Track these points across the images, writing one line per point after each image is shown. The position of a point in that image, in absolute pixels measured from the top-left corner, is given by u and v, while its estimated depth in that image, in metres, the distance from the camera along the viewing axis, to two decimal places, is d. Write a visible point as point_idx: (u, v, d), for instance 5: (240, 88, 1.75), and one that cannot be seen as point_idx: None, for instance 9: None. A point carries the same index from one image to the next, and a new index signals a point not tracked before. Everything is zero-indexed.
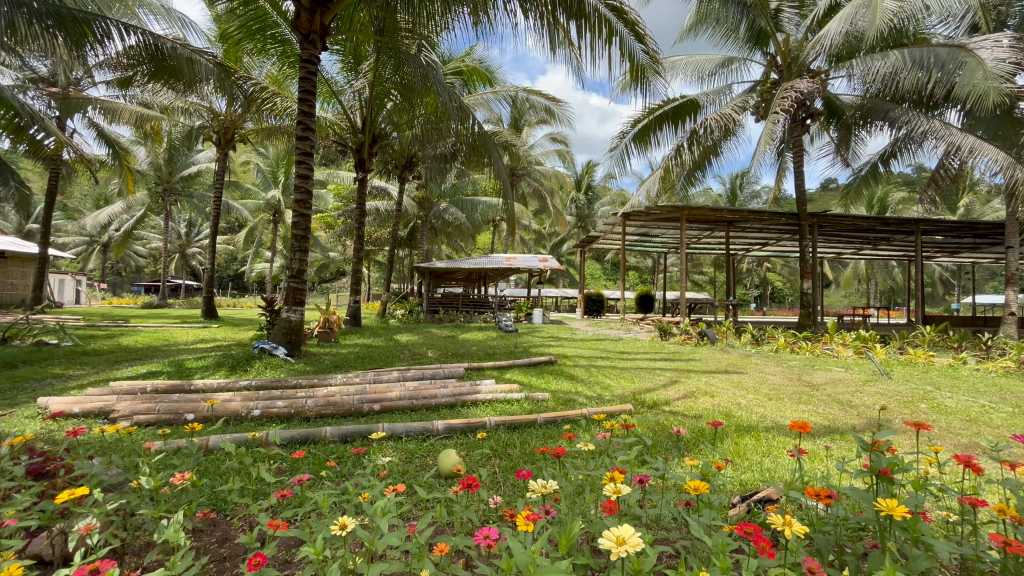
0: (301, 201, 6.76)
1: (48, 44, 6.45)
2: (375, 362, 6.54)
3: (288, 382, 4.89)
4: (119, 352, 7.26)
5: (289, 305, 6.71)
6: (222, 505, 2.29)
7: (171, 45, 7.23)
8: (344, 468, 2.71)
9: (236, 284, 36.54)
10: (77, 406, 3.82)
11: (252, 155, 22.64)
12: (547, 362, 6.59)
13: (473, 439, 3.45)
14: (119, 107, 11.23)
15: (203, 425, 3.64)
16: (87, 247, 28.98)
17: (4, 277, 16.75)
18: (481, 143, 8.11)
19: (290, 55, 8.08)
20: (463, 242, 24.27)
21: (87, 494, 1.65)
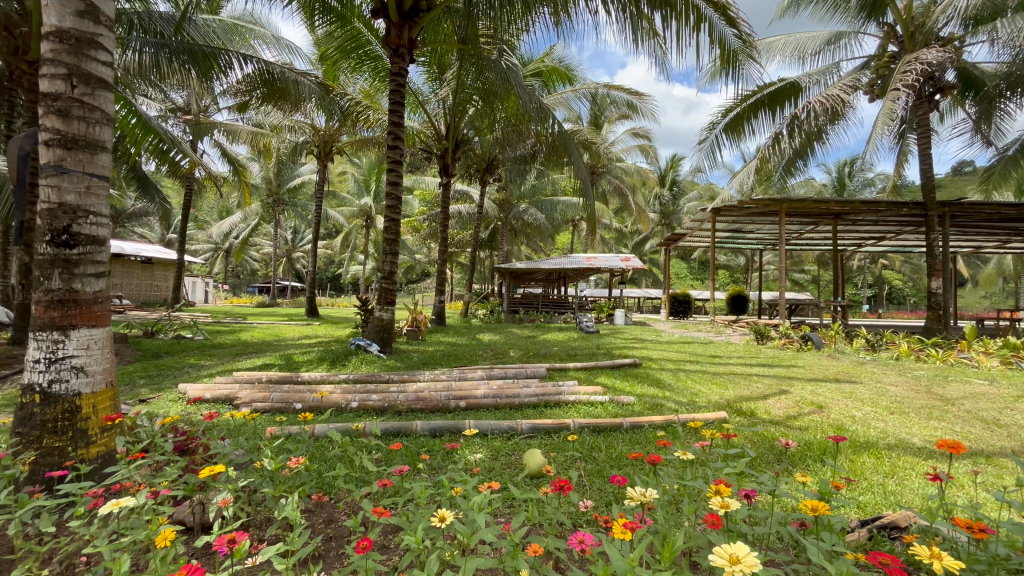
0: (392, 207, 7.16)
1: (184, 77, 7.44)
2: (460, 360, 6.75)
3: (381, 376, 5.21)
4: (240, 346, 8.17)
5: (381, 305, 7.12)
6: (328, 489, 2.49)
7: (280, 69, 8.01)
8: (435, 463, 2.83)
9: (334, 285, 39.71)
10: (209, 392, 4.35)
11: (347, 165, 24.42)
12: (631, 364, 6.39)
13: (558, 440, 3.43)
14: (238, 128, 12.67)
15: (309, 414, 3.98)
16: (213, 253, 33.09)
17: (152, 280, 19.57)
18: (561, 143, 8.04)
19: (381, 70, 8.58)
20: (542, 242, 24.34)
21: (223, 471, 1.85)
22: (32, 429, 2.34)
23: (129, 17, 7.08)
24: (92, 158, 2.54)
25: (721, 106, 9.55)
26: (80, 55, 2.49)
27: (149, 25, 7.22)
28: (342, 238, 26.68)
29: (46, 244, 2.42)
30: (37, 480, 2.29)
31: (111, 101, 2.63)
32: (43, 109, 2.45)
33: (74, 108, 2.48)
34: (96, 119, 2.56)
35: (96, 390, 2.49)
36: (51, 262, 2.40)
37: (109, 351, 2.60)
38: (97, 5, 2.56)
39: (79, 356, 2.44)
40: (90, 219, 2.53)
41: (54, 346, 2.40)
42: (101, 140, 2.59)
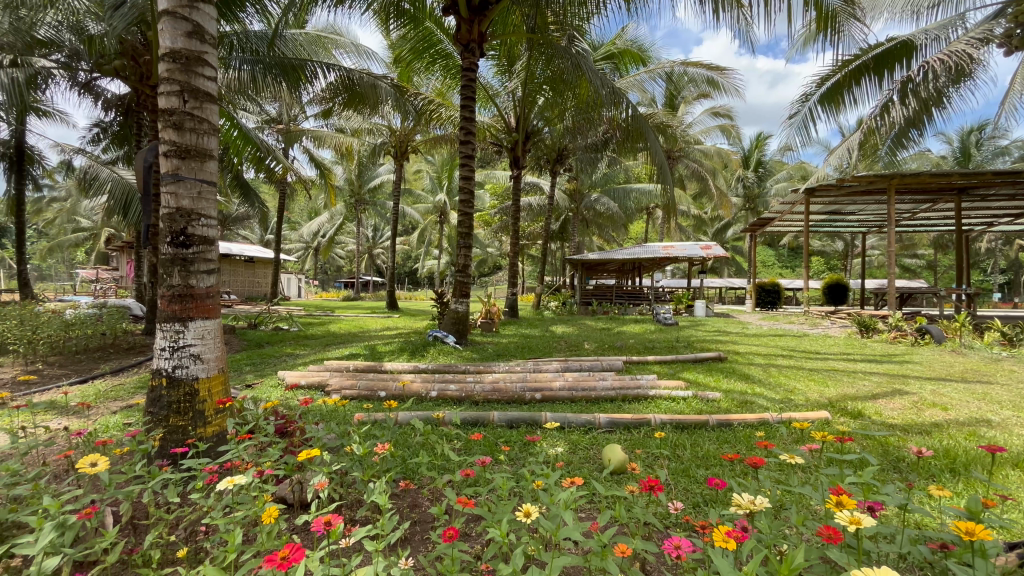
0: (465, 201, 7.28)
1: (276, 90, 8.06)
2: (535, 352, 6.73)
3: (459, 367, 5.32)
4: (329, 337, 8.76)
5: (457, 297, 7.28)
6: (413, 475, 2.59)
7: (360, 75, 8.38)
8: (516, 455, 2.85)
9: (412, 279, 41.54)
10: (304, 379, 4.70)
11: (422, 163, 25.27)
12: (715, 358, 6.02)
13: (639, 436, 3.30)
14: (323, 134, 13.52)
15: (393, 402, 4.16)
16: (305, 251, 35.92)
17: (253, 277, 21.60)
18: (635, 127, 7.68)
19: (452, 68, 8.73)
20: (615, 232, 23.70)
21: (319, 455, 1.95)
22: (161, 409, 2.64)
23: (230, 37, 7.65)
24: (203, 165, 2.80)
25: (817, 74, 8.66)
26: (189, 72, 2.74)
27: (247, 44, 7.84)
28: (418, 234, 27.72)
29: (167, 245, 2.70)
30: (166, 454, 2.58)
31: (215, 112, 2.87)
32: (162, 124, 2.73)
33: (186, 122, 2.74)
34: (204, 129, 2.80)
35: (210, 375, 2.75)
36: (173, 262, 2.69)
37: (220, 340, 2.86)
38: (203, 26, 2.80)
39: (196, 345, 2.71)
40: (202, 221, 2.79)
41: (176, 335, 2.68)
42: (209, 149, 2.84)
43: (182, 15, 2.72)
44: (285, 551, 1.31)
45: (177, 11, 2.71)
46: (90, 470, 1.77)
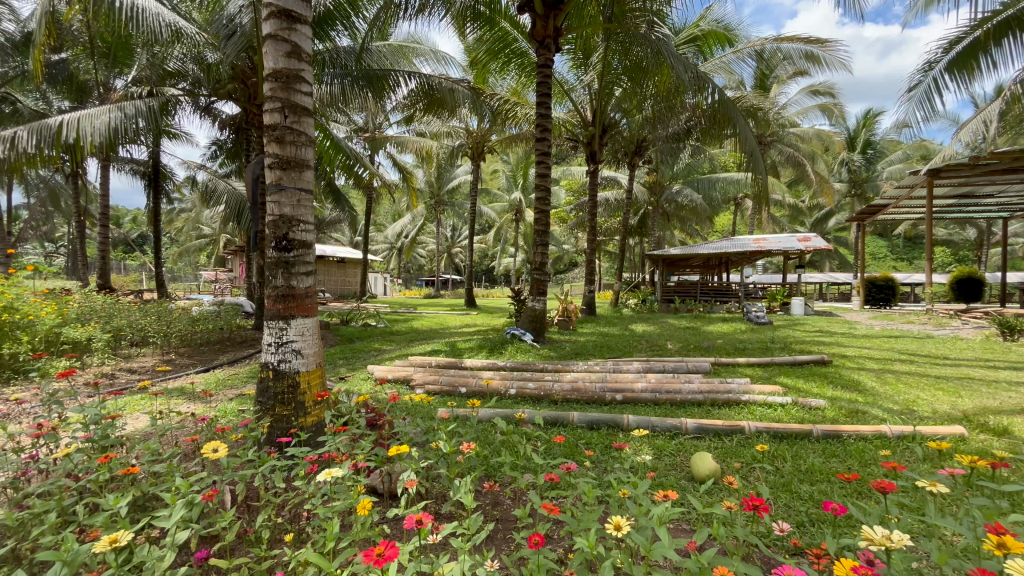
0: (541, 199, 7.24)
1: (362, 100, 8.56)
2: (614, 351, 6.55)
3: (537, 365, 5.31)
4: (413, 333, 9.14)
5: (534, 295, 7.27)
6: (495, 474, 2.62)
7: (438, 80, 8.67)
8: (599, 461, 2.77)
9: (489, 277, 42.44)
10: (391, 374, 4.95)
11: (498, 163, 25.63)
12: (818, 362, 5.47)
13: (731, 445, 3.07)
14: (405, 139, 14.17)
15: (473, 399, 4.24)
16: (389, 252, 37.97)
17: (344, 277, 23.24)
18: (722, 112, 7.18)
19: (528, 66, 8.68)
20: (699, 225, 22.44)
21: (407, 453, 2.01)
22: (268, 399, 2.89)
23: (323, 55, 8.14)
24: (301, 175, 3.01)
25: (945, 38, 7.54)
26: (290, 89, 2.96)
27: (337, 59, 8.29)
28: (495, 233, 28.23)
29: (272, 249, 2.95)
30: (272, 441, 2.82)
31: (312, 125, 3.08)
32: (267, 139, 2.98)
33: (287, 136, 2.96)
34: (302, 141, 3.02)
35: (310, 368, 2.95)
36: (277, 264, 2.93)
37: (317, 337, 3.07)
38: (300, 46, 3.01)
39: (297, 341, 2.93)
40: (301, 227, 3.01)
41: (280, 332, 2.92)
42: (306, 160, 3.05)
43: (283, 38, 2.95)
44: (381, 548, 1.36)
45: (278, 34, 2.94)
46: (210, 456, 1.96)
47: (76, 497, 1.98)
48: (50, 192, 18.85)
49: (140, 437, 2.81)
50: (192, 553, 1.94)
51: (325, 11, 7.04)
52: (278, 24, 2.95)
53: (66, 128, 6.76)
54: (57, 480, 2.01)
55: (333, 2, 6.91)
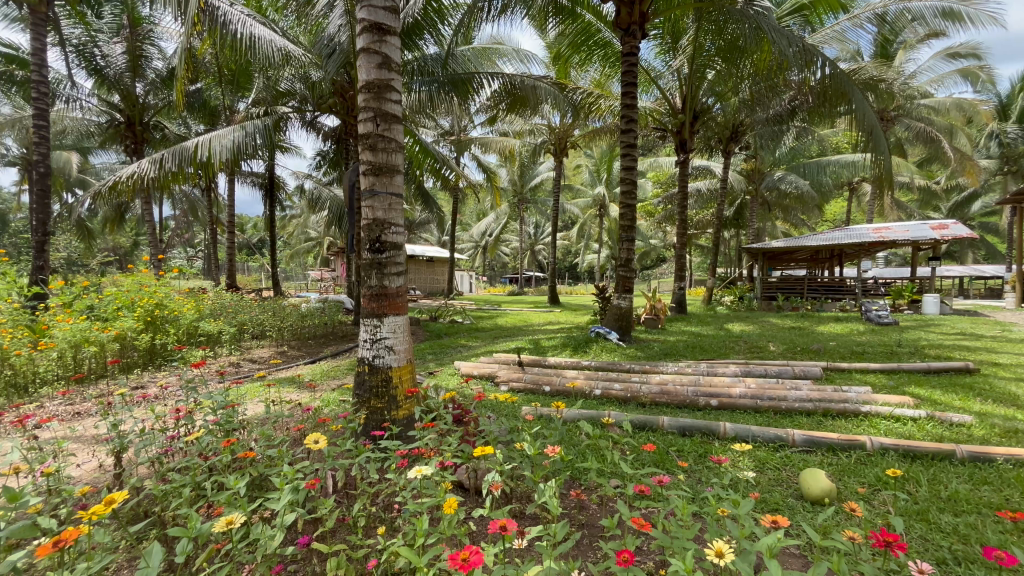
0: (627, 193, 6.97)
1: (448, 105, 8.86)
2: (708, 353, 6.14)
3: (623, 365, 5.13)
4: (498, 330, 9.28)
5: (619, 293, 7.03)
6: (580, 478, 2.57)
7: (520, 78, 8.69)
8: (693, 473, 2.59)
9: (573, 273, 42.03)
10: (477, 370, 5.05)
11: (581, 157, 25.22)
12: (960, 370, 4.68)
13: (850, 463, 2.72)
14: (489, 139, 14.43)
15: (558, 398, 4.19)
16: (474, 250, 39.06)
17: (433, 275, 24.29)
18: (835, 87, 6.39)
19: (611, 56, 8.42)
20: (806, 214, 20.36)
21: (492, 453, 2.01)
22: (364, 392, 3.07)
23: (412, 64, 8.45)
24: (392, 180, 3.15)
25: None
26: (381, 99, 3.11)
27: (425, 67, 8.58)
28: (579, 230, 27.86)
29: (367, 251, 3.12)
30: (368, 433, 2.99)
31: (401, 131, 3.21)
32: (361, 147, 3.16)
33: (379, 143, 3.11)
34: (392, 147, 3.15)
35: (401, 364, 3.09)
36: (371, 265, 3.09)
37: (408, 334, 3.21)
38: (390, 56, 3.15)
39: (390, 338, 3.08)
40: (393, 229, 3.15)
41: (374, 329, 3.09)
42: (396, 165, 3.19)
43: (374, 50, 3.10)
44: (466, 553, 1.36)
45: (370, 47, 3.10)
46: (313, 446, 2.09)
47: (206, 475, 2.23)
48: (190, 204, 21.84)
49: (259, 422, 3.13)
50: (300, 533, 2.12)
51: (413, 22, 7.34)
52: (370, 38, 3.10)
53: (201, 148, 7.72)
54: (191, 459, 2.28)
55: (420, 13, 7.13)
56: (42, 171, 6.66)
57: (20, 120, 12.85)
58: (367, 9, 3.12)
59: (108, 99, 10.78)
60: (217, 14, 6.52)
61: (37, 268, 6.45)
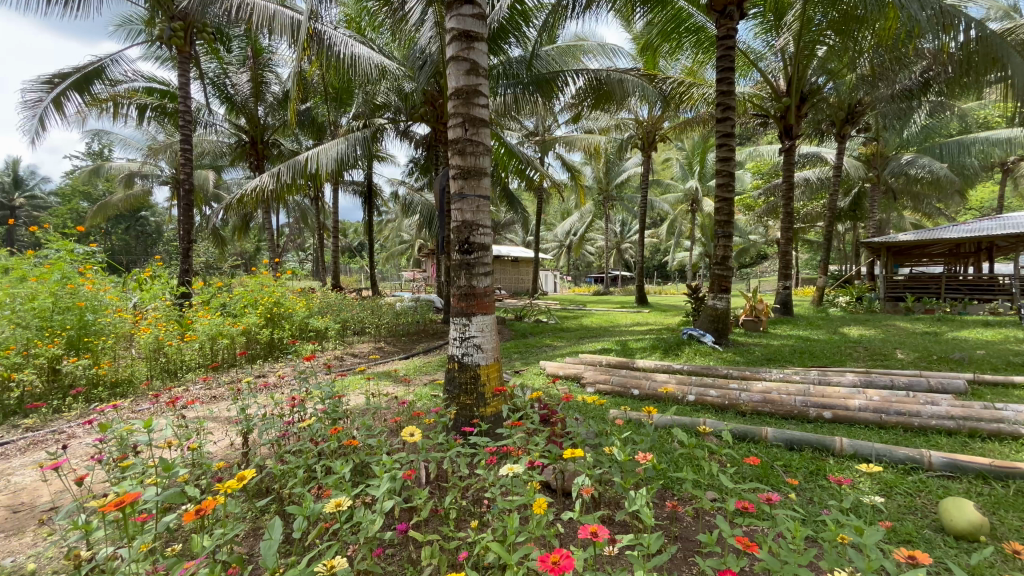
0: (723, 186, 6.52)
1: (533, 106, 8.93)
2: (818, 359, 5.55)
3: (719, 370, 4.79)
4: (583, 331, 9.15)
5: (715, 293, 6.61)
6: (673, 488, 2.45)
7: (606, 73, 8.50)
8: (804, 493, 2.35)
9: (662, 272, 40.31)
10: (563, 370, 5.02)
11: (671, 151, 24.09)
12: None
13: (1009, 496, 2.28)
14: (574, 137, 14.29)
15: (647, 402, 4.03)
16: (559, 249, 38.94)
17: (518, 274, 24.62)
18: (983, 52, 5.45)
19: (705, 41, 7.93)
20: (942, 202, 17.65)
21: (581, 457, 1.96)
22: (454, 388, 3.18)
23: (496, 69, 8.63)
24: (480, 182, 3.23)
25: None
26: (469, 104, 3.19)
27: (510, 70, 8.72)
28: (668, 227, 26.67)
29: (457, 252, 3.23)
30: (458, 428, 3.09)
31: (488, 134, 3.27)
32: (451, 152, 3.27)
33: (468, 147, 3.20)
34: (480, 151, 3.23)
35: (488, 362, 3.15)
36: (460, 266, 3.20)
37: (495, 333, 3.27)
38: (478, 62, 3.23)
39: (478, 336, 3.16)
40: (481, 230, 3.23)
41: (464, 328, 3.19)
42: (483, 167, 3.25)
43: (463, 57, 3.20)
44: (557, 556, 1.34)
45: (460, 55, 3.19)
46: (409, 438, 2.18)
47: (317, 459, 2.45)
48: (302, 212, 24.17)
49: (361, 412, 3.38)
50: (397, 520, 2.25)
51: (499, 26, 7.51)
52: (460, 46, 3.20)
53: (311, 161, 8.51)
54: (304, 443, 2.52)
55: (505, 16, 7.33)
56: (187, 188, 7.74)
57: (171, 144, 15.07)
58: (456, 17, 3.23)
59: (236, 122, 12.25)
60: (323, 37, 7.15)
61: (184, 271, 7.48)
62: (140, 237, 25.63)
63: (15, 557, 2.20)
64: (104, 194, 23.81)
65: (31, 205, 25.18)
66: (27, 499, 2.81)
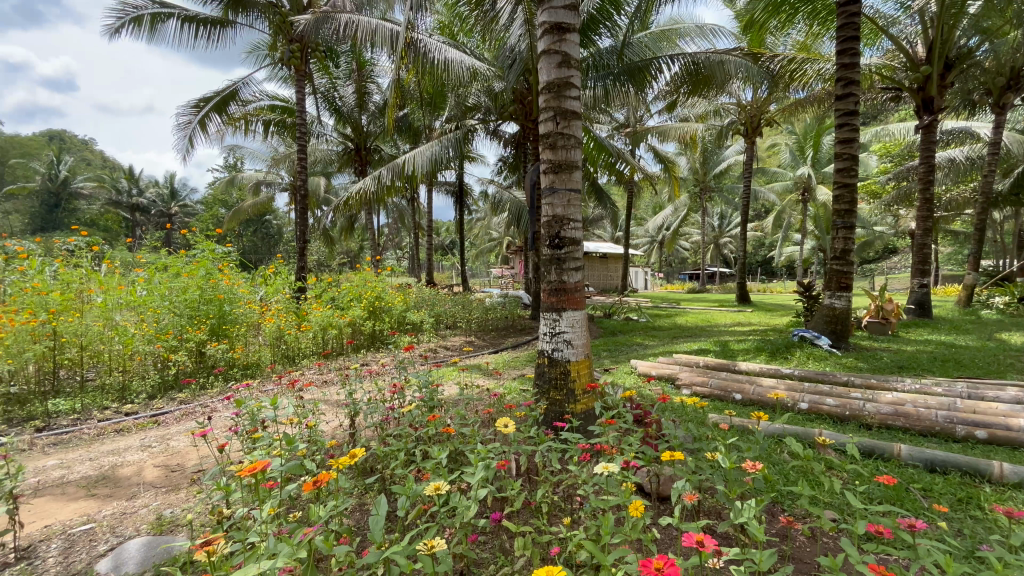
0: (844, 170, 5.82)
1: (624, 96, 8.66)
2: (965, 369, 4.76)
3: (838, 376, 4.28)
4: (677, 330, 8.71)
5: (832, 291, 5.92)
6: (785, 503, 2.24)
7: (705, 55, 8.03)
8: (951, 523, 2.02)
9: (766, 268, 37.14)
10: (656, 370, 4.82)
11: (779, 136, 22.04)
12: None
13: None
14: (668, 127, 13.63)
15: (752, 409, 3.73)
16: (650, 245, 37.48)
17: (607, 271, 24.10)
18: None
19: (821, 10, 7.11)
20: None
21: (681, 461, 1.86)
22: (544, 382, 3.19)
23: (588, 61, 8.39)
24: (570, 176, 3.18)
25: None
26: (561, 97, 3.16)
27: (600, 61, 8.45)
28: (773, 219, 24.47)
29: (547, 247, 3.22)
30: (549, 423, 3.09)
31: (580, 126, 3.21)
32: (542, 147, 3.26)
33: (558, 141, 3.17)
34: (571, 144, 3.18)
35: (579, 359, 3.10)
36: (551, 260, 3.18)
37: (586, 329, 3.21)
38: (569, 53, 3.17)
39: (569, 332, 3.13)
40: (572, 224, 3.18)
41: (554, 323, 3.17)
42: (575, 160, 3.20)
43: (555, 50, 3.17)
44: (659, 561, 1.27)
45: (551, 48, 3.17)
46: (503, 429, 2.22)
47: (416, 444, 2.59)
48: (400, 213, 25.74)
49: (455, 402, 3.51)
50: (490, 509, 2.30)
51: (589, 17, 7.42)
52: (551, 39, 3.18)
53: (408, 163, 9.02)
54: (405, 428, 2.67)
55: (596, 7, 7.24)
56: (302, 193, 8.56)
57: (290, 154, 16.82)
58: (547, 11, 3.21)
59: (342, 131, 13.35)
60: (419, 45, 7.51)
61: (300, 267, 8.28)
62: (265, 239, 29.00)
63: (172, 509, 2.58)
64: (238, 201, 27.24)
65: (183, 212, 29.56)
66: (181, 461, 3.30)
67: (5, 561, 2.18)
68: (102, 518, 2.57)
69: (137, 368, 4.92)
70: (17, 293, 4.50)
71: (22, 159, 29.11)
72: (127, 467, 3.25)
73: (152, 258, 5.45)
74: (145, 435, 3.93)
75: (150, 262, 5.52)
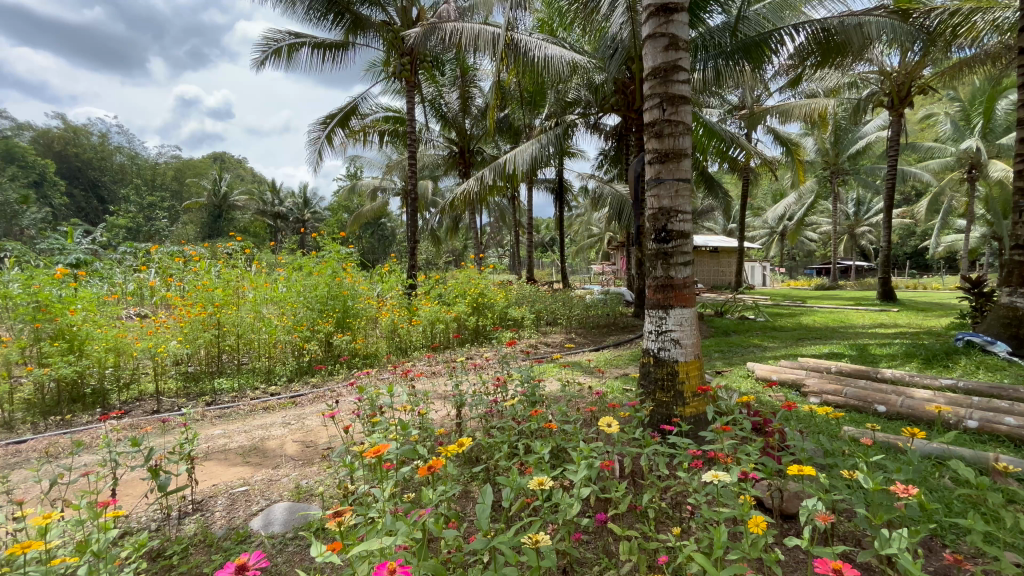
0: None
1: (738, 76, 7.93)
2: None
3: (1021, 392, 3.51)
4: (803, 330, 7.83)
5: (1011, 286, 5.00)
6: (948, 539, 1.90)
7: (839, 19, 6.97)
8: None
9: (917, 261, 31.88)
10: (777, 374, 4.37)
11: (934, 105, 18.77)
12: None
13: None
14: (791, 105, 12.28)
15: (900, 424, 3.22)
16: (769, 237, 34.25)
17: (718, 267, 22.45)
18: None
19: None
20: None
21: (812, 477, 1.65)
22: (650, 383, 3.05)
23: (697, 41, 7.95)
24: (679, 165, 2.99)
25: None
26: (668, 81, 2.99)
27: (711, 40, 7.93)
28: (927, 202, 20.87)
29: (653, 241, 3.07)
30: (655, 425, 2.96)
31: (690, 112, 3.00)
32: (647, 136, 3.11)
33: (665, 129, 3.00)
34: (680, 131, 2.98)
35: (688, 359, 2.92)
36: (656, 255, 3.03)
37: (696, 328, 3.01)
38: (678, 35, 2.99)
39: (676, 331, 2.95)
40: (680, 217, 2.99)
41: (660, 321, 3.02)
42: (683, 148, 3.00)
43: (661, 33, 3.01)
44: None
45: (657, 31, 3.01)
46: (606, 429, 2.15)
47: (518, 437, 2.63)
48: (501, 212, 26.45)
49: (558, 399, 3.51)
50: (591, 509, 2.26)
51: None
52: (657, 22, 3.02)
53: (509, 163, 9.24)
54: (508, 421, 2.72)
55: None
56: (412, 195, 9.12)
57: (402, 161, 18.15)
58: None
59: (448, 136, 14.07)
60: (520, 44, 7.66)
61: (411, 266, 8.86)
62: (381, 240, 31.65)
63: (307, 480, 2.92)
64: (358, 206, 30.10)
65: (315, 218, 33.36)
66: (314, 438, 3.72)
67: (185, 511, 2.63)
68: (254, 482, 3.00)
69: (279, 354, 5.65)
70: (192, 290, 5.36)
71: (195, 178, 34.94)
72: (272, 440, 3.74)
73: (291, 259, 6.14)
74: (286, 413, 4.52)
75: (288, 262, 6.25)
